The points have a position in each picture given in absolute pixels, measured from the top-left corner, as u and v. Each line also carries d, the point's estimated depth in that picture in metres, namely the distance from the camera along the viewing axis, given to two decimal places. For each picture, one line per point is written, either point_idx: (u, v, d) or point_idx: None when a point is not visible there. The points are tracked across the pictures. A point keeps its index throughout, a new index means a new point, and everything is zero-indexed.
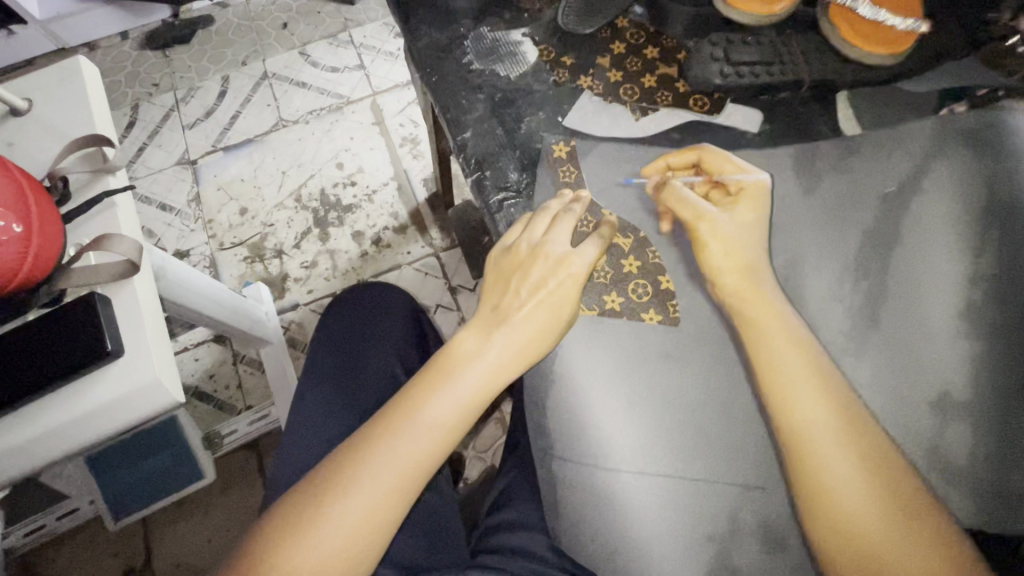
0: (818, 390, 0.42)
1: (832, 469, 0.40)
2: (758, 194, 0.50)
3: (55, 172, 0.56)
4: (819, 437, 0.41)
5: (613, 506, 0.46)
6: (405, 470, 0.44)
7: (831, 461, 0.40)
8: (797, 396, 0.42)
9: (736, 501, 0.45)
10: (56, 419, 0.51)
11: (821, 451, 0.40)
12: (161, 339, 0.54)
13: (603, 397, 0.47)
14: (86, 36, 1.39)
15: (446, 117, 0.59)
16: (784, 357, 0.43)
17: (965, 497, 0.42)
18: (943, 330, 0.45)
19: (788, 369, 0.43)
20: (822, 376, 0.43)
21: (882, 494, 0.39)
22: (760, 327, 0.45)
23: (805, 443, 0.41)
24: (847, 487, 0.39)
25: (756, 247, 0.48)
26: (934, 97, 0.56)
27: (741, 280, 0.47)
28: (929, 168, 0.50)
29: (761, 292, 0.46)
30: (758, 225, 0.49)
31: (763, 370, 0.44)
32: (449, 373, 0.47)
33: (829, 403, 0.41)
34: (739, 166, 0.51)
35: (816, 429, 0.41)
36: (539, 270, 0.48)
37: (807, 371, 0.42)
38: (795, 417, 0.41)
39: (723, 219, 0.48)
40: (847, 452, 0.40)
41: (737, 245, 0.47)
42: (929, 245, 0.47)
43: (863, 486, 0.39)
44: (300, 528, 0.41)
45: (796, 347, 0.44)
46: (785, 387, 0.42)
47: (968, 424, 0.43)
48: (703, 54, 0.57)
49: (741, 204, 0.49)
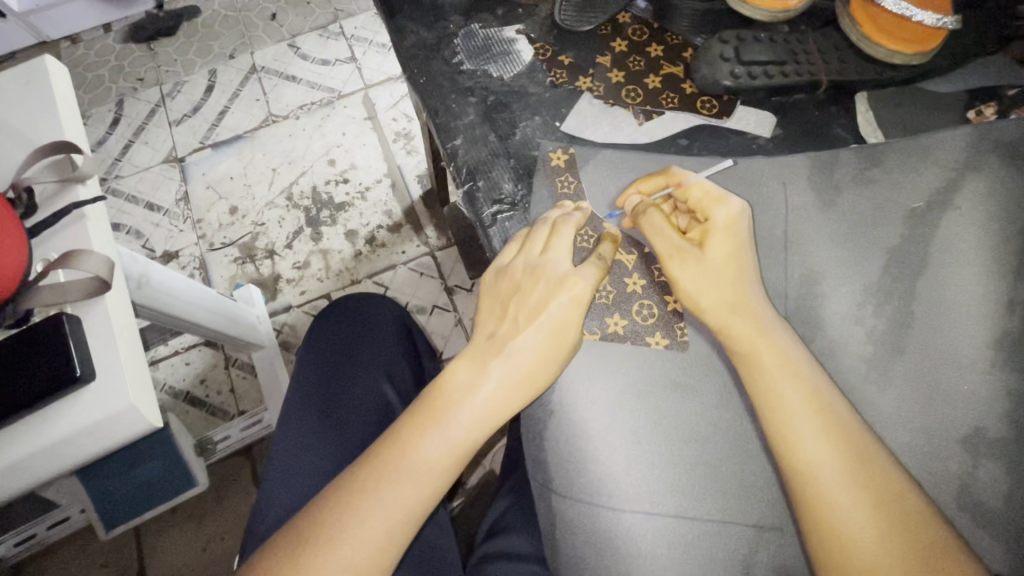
0: (827, 431, 0.38)
1: (846, 524, 0.36)
2: (730, 223, 0.44)
3: (20, 181, 0.51)
4: (830, 487, 0.36)
5: (615, 550, 0.42)
6: (396, 517, 0.40)
7: (845, 514, 0.36)
8: (801, 438, 0.38)
9: (750, 543, 0.42)
10: (19, 451, 0.46)
11: (833, 503, 0.36)
12: (137, 359, 0.50)
13: (604, 432, 0.44)
14: (67, 30, 1.33)
15: (435, 121, 0.55)
16: (785, 394, 0.39)
17: (1001, 541, 0.39)
18: (976, 359, 0.41)
19: (791, 408, 0.39)
20: (829, 414, 0.39)
21: (906, 546, 0.35)
22: (759, 360, 0.41)
23: (812, 491, 0.37)
24: (867, 544, 0.35)
25: (744, 280, 0.43)
26: (961, 98, 0.52)
27: (733, 309, 0.42)
28: (962, 179, 0.46)
29: (761, 321, 0.42)
30: (744, 257, 0.44)
31: (764, 407, 0.40)
32: (441, 408, 0.43)
33: (837, 447, 0.37)
34: (708, 190, 0.46)
35: (823, 477, 0.37)
36: (537, 294, 0.45)
37: (819, 409, 0.39)
38: (800, 462, 0.38)
39: (693, 254, 0.44)
40: (862, 504, 0.36)
41: (713, 284, 0.43)
42: (961, 265, 0.43)
43: (886, 536, 0.35)
44: None
45: (799, 381, 0.40)
46: (787, 428, 0.38)
47: (1006, 463, 0.39)
48: (712, 54, 0.53)
49: (710, 239, 0.44)
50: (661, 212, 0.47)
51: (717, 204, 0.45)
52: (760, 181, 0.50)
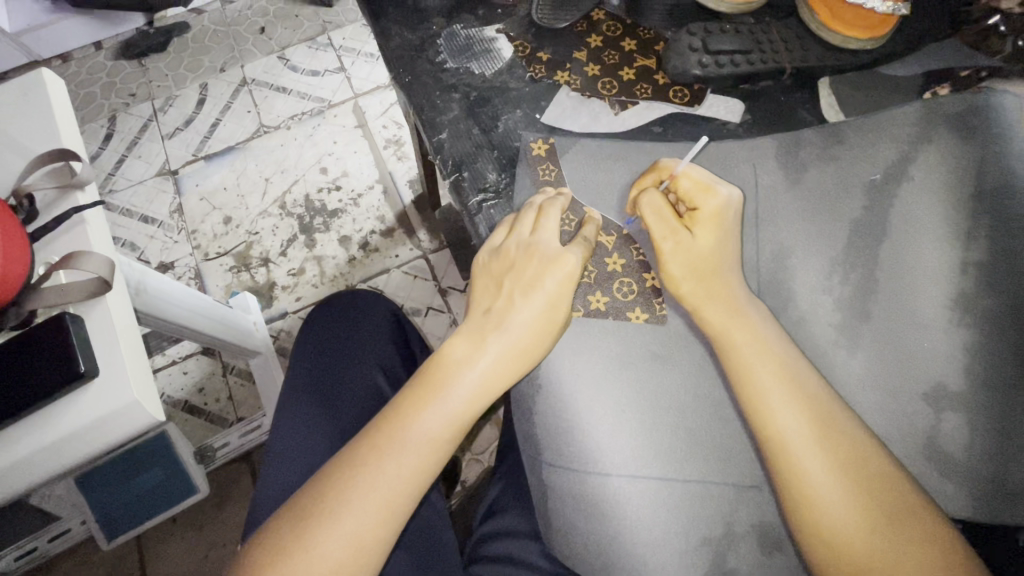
0: (794, 399, 0.40)
1: (816, 487, 0.38)
2: (717, 212, 0.47)
3: (21, 190, 0.54)
4: (801, 452, 0.39)
5: (604, 514, 0.45)
6: (395, 489, 0.42)
7: (814, 478, 0.38)
8: (770, 408, 0.40)
9: (732, 502, 0.44)
10: (27, 447, 0.49)
11: (803, 470, 0.39)
12: (139, 357, 0.52)
13: (589, 403, 0.46)
14: (60, 48, 1.35)
15: (422, 118, 0.57)
16: (755, 366, 0.42)
17: (961, 487, 0.41)
18: (936, 319, 0.44)
19: (762, 380, 0.41)
20: (796, 384, 0.41)
21: (867, 502, 0.37)
22: (731, 337, 0.43)
23: (785, 459, 0.39)
24: (837, 504, 0.37)
25: (722, 255, 0.46)
26: (919, 80, 0.56)
27: (706, 288, 0.45)
28: (917, 153, 0.48)
29: (734, 297, 0.45)
30: (727, 241, 0.47)
31: (738, 381, 0.42)
32: (440, 380, 0.45)
33: (805, 414, 0.40)
34: (696, 179, 0.48)
35: (792, 444, 0.39)
36: (531, 271, 0.47)
37: (784, 377, 0.41)
38: (771, 430, 0.40)
39: (684, 237, 0.47)
40: (829, 468, 0.38)
41: (694, 265, 0.46)
42: (919, 233, 0.46)
43: (849, 494, 0.38)
44: (284, 556, 0.39)
45: (767, 354, 0.42)
46: (758, 399, 0.41)
47: (966, 416, 0.42)
48: (681, 45, 0.56)
49: (699, 224, 0.47)
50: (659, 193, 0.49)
51: (705, 193, 0.47)
52: (731, 164, 0.52)
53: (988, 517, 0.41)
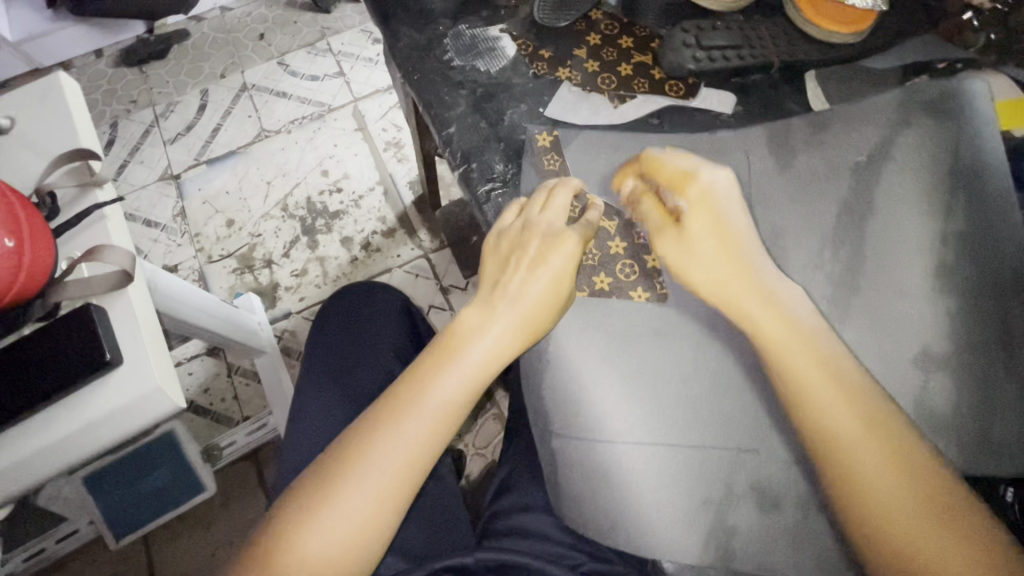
0: (831, 380, 0.42)
1: (859, 461, 0.40)
2: (705, 195, 0.48)
3: (42, 187, 0.56)
4: (831, 418, 0.41)
5: (616, 479, 0.47)
6: (413, 450, 0.45)
7: (856, 453, 0.40)
8: (802, 375, 0.43)
9: (731, 466, 0.47)
10: (55, 433, 0.51)
11: (845, 445, 0.40)
12: (160, 346, 0.54)
13: (597, 376, 0.49)
14: (60, 57, 1.38)
15: (430, 114, 0.60)
16: (789, 351, 0.44)
17: (949, 444, 0.44)
18: (919, 290, 0.47)
19: (791, 353, 0.44)
20: (825, 357, 0.43)
21: (908, 477, 0.39)
22: (754, 320, 0.45)
23: (816, 426, 0.42)
24: (868, 465, 0.40)
25: (733, 250, 0.47)
26: (899, 72, 0.59)
27: (732, 270, 0.47)
28: (898, 137, 0.51)
29: (756, 281, 0.46)
30: (721, 232, 0.48)
31: (777, 364, 0.44)
32: (453, 349, 0.48)
33: (843, 393, 0.42)
34: (677, 169, 0.50)
35: (833, 420, 0.41)
36: (537, 248, 0.50)
37: (816, 360, 0.43)
38: (810, 406, 0.42)
39: (682, 239, 0.48)
40: (871, 443, 0.40)
41: (701, 256, 0.48)
42: (901, 212, 0.49)
43: (892, 469, 0.39)
44: (311, 513, 0.42)
45: (805, 341, 0.44)
46: (798, 378, 0.43)
47: (949, 378, 0.45)
48: (676, 42, 0.60)
49: (690, 218, 0.48)
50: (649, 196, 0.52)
51: (689, 181, 0.49)
52: (726, 151, 0.55)
53: (972, 472, 0.44)
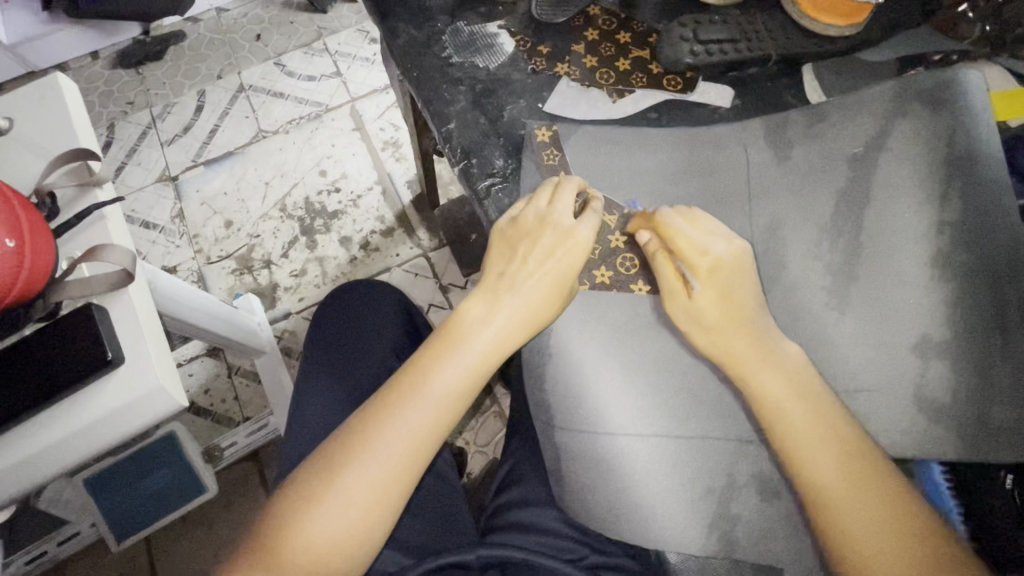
0: (790, 388, 0.44)
1: (819, 469, 0.42)
2: (716, 267, 0.47)
3: (42, 187, 0.56)
4: (793, 426, 0.43)
5: (614, 470, 0.48)
6: (417, 439, 0.45)
7: (816, 461, 0.42)
8: (780, 401, 0.44)
9: (732, 455, 0.47)
10: (57, 433, 0.51)
11: (805, 451, 0.43)
12: (161, 345, 0.54)
13: (597, 367, 0.50)
14: (56, 59, 1.37)
15: (429, 110, 0.61)
16: (751, 364, 0.45)
17: (946, 432, 0.45)
18: (917, 279, 0.48)
19: (762, 376, 0.45)
20: (786, 370, 0.45)
21: (864, 480, 0.41)
22: (725, 335, 0.46)
23: (781, 431, 0.44)
24: (823, 469, 0.42)
25: (744, 299, 0.47)
26: (895, 65, 0.60)
27: (733, 330, 0.46)
28: (895, 128, 0.52)
29: (755, 327, 0.46)
30: (732, 298, 0.46)
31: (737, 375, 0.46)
32: (457, 338, 0.49)
33: (802, 400, 0.44)
34: (691, 240, 0.48)
35: (794, 427, 0.43)
36: (546, 240, 0.50)
37: (780, 370, 0.45)
38: (774, 412, 0.44)
39: (693, 305, 0.47)
40: (831, 448, 0.42)
41: (706, 323, 0.47)
42: (899, 201, 0.50)
43: (849, 472, 0.42)
44: (312, 500, 0.42)
45: (767, 356, 0.45)
46: (758, 387, 0.45)
47: (948, 365, 0.46)
48: (673, 36, 0.60)
49: (699, 286, 0.47)
50: (660, 259, 0.50)
51: (702, 253, 0.47)
52: (724, 145, 0.55)
53: (970, 458, 0.45)
